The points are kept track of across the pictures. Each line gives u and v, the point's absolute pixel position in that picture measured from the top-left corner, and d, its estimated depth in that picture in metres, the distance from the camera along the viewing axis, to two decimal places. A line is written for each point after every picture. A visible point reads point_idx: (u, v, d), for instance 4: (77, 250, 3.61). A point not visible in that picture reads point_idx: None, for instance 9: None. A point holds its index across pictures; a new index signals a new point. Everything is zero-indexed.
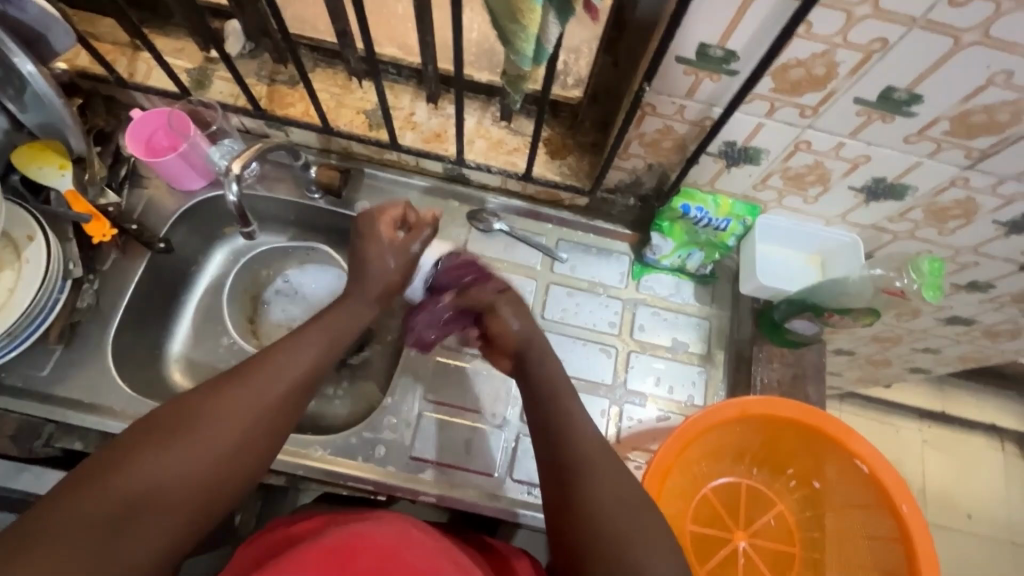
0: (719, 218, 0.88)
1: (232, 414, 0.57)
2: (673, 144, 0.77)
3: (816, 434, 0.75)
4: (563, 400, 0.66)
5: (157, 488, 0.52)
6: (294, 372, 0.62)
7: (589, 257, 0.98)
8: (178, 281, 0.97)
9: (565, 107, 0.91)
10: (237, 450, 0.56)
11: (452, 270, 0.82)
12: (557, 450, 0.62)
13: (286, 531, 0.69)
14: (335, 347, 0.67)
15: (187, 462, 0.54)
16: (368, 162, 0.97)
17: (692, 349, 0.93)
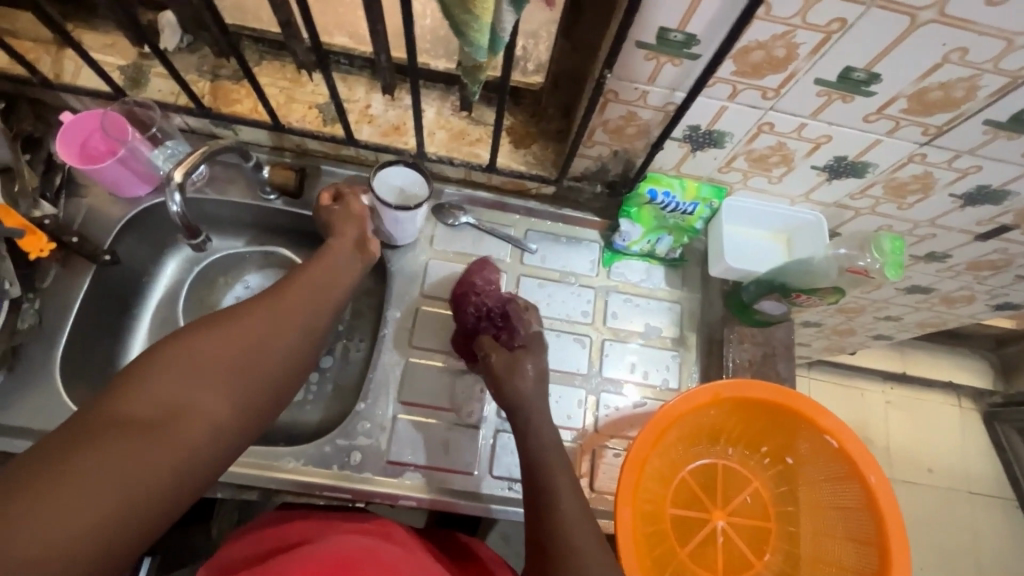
0: (686, 202, 0.88)
1: (253, 326, 0.62)
2: (637, 130, 0.76)
3: (789, 412, 0.76)
4: (555, 478, 0.68)
5: (197, 382, 0.55)
6: (302, 296, 0.69)
7: (558, 246, 0.96)
8: (129, 293, 0.92)
9: (528, 94, 0.89)
10: (262, 355, 0.61)
11: (477, 309, 0.85)
12: (544, 520, 0.65)
13: (278, 534, 0.67)
14: (331, 285, 0.73)
15: (220, 362, 0.58)
16: (325, 159, 0.93)
17: (664, 333, 0.94)
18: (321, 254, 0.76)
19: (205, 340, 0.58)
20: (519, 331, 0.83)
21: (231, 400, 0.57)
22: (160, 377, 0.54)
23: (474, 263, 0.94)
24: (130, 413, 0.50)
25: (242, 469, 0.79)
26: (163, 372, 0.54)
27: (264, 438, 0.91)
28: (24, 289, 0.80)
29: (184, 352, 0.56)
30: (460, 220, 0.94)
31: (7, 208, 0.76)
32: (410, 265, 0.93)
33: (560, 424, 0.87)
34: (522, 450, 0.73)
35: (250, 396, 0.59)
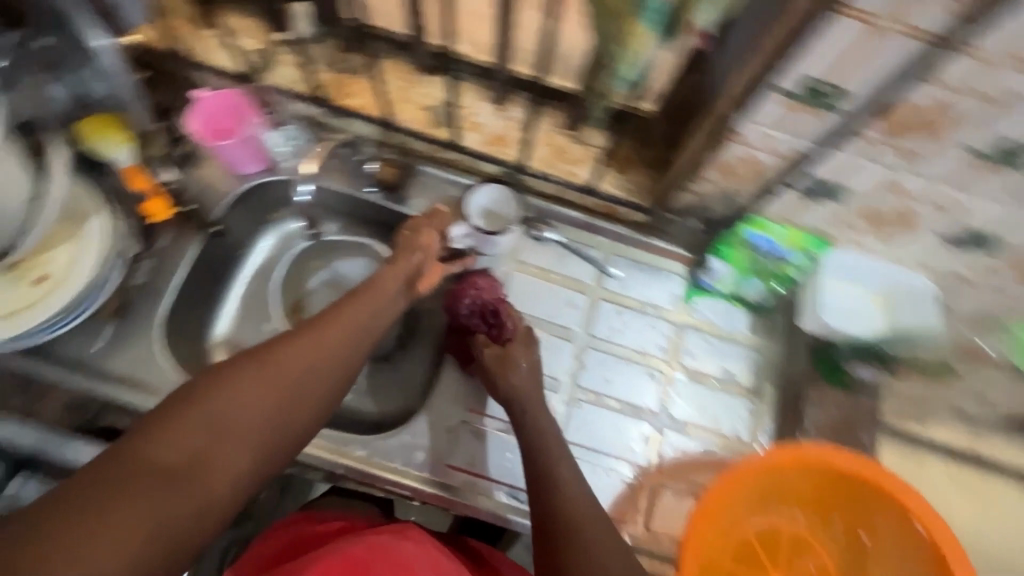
0: (786, 248, 0.84)
1: (291, 368, 0.61)
2: (753, 173, 0.73)
3: (873, 489, 0.72)
4: (553, 463, 0.69)
5: (227, 429, 0.55)
6: (344, 334, 0.67)
7: (641, 274, 0.95)
8: (226, 263, 0.96)
9: (634, 118, 0.86)
10: (296, 401, 0.60)
11: (472, 304, 0.84)
12: (545, 506, 0.66)
13: (305, 531, 0.75)
14: (373, 320, 0.72)
15: (253, 408, 0.57)
16: (422, 158, 0.94)
17: (739, 381, 0.91)
18: (368, 285, 0.75)
19: (242, 383, 0.57)
20: (509, 326, 0.83)
21: (261, 446, 0.57)
22: (194, 423, 0.53)
23: (556, 281, 0.93)
24: (159, 460, 0.50)
25: (311, 450, 0.81)
26: (196, 417, 0.54)
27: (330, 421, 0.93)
28: (142, 248, 0.86)
29: (220, 396, 0.56)
30: (546, 236, 0.93)
31: (139, 172, 0.84)
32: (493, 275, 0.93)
33: (623, 456, 0.86)
34: (521, 438, 0.74)
35: (276, 444, 0.58)
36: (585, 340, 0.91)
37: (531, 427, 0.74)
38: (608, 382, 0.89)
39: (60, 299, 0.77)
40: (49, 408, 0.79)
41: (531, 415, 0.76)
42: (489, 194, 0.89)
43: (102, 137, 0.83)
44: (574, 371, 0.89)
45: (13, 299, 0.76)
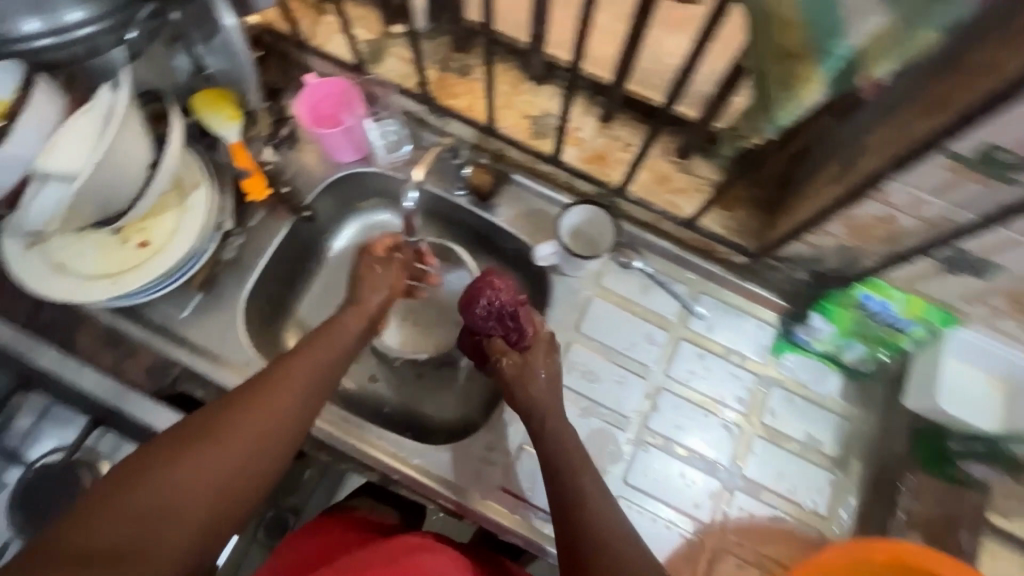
0: (903, 318, 0.76)
1: (234, 437, 0.57)
2: (886, 234, 0.67)
3: None
4: (575, 471, 0.64)
5: (163, 514, 0.52)
6: (295, 389, 0.62)
7: (729, 317, 0.89)
8: (311, 246, 0.97)
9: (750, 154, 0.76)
10: (238, 473, 0.56)
11: (486, 310, 0.75)
12: (570, 516, 0.61)
13: (347, 535, 0.82)
14: (328, 369, 0.66)
15: (189, 488, 0.53)
16: (517, 167, 0.91)
17: (825, 450, 0.84)
18: (325, 329, 0.69)
19: (181, 461, 0.54)
20: (529, 332, 0.74)
21: (206, 521, 0.54)
22: (124, 511, 0.51)
23: (637, 313, 0.89)
24: (90, 552, 0.48)
25: (371, 451, 0.82)
26: (131, 501, 0.51)
27: (389, 419, 0.93)
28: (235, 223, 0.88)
29: (154, 478, 0.53)
30: (633, 264, 0.87)
31: (242, 150, 0.84)
32: (572, 297, 0.89)
33: (684, 509, 0.81)
34: (538, 444, 0.68)
35: (224, 516, 0.55)
36: (659, 380, 0.86)
37: (547, 425, 0.69)
38: (680, 428, 0.84)
39: (159, 266, 0.78)
40: (135, 365, 0.82)
41: (548, 413, 0.70)
42: (585, 216, 0.85)
43: (211, 113, 0.83)
44: (643, 412, 0.84)
45: (114, 259, 0.78)
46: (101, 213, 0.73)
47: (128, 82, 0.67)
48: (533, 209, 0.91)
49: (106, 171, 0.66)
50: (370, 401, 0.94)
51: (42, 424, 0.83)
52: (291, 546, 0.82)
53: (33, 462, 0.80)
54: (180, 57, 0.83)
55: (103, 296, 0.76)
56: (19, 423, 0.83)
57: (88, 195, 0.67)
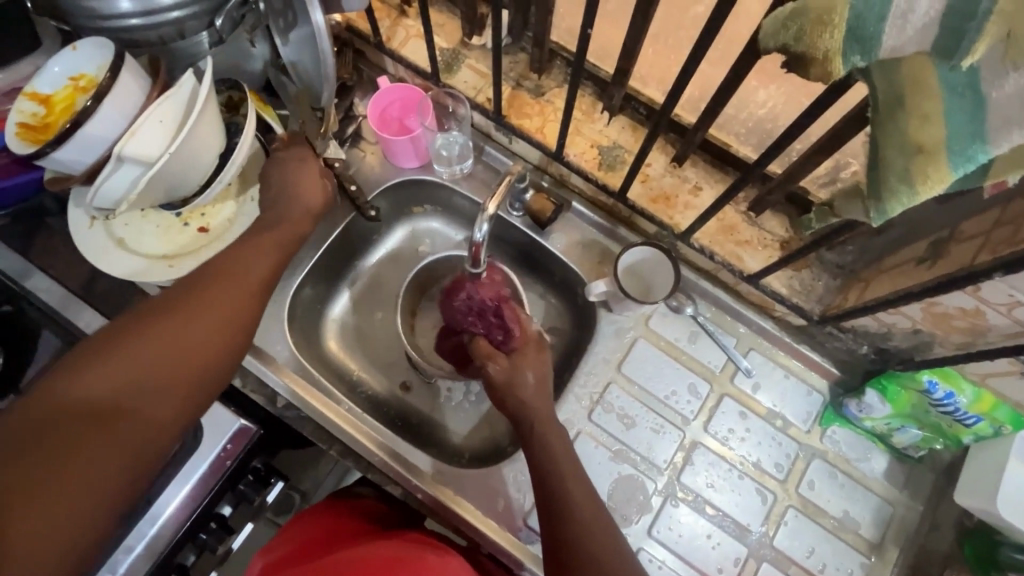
0: (970, 412, 0.70)
1: (196, 318, 0.56)
2: (968, 327, 0.63)
3: None
4: (561, 482, 0.63)
5: (156, 364, 0.52)
6: (255, 263, 0.65)
7: (778, 380, 0.86)
8: (359, 246, 0.97)
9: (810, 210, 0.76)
10: (202, 344, 0.55)
11: (469, 304, 0.82)
12: (559, 538, 0.59)
13: (355, 524, 0.81)
14: (270, 263, 0.66)
15: (178, 342, 0.54)
16: (578, 196, 0.90)
17: (862, 532, 0.80)
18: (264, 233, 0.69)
19: (141, 336, 0.53)
20: (515, 332, 0.78)
21: (200, 370, 0.54)
22: (89, 381, 0.49)
23: (682, 360, 0.86)
24: (79, 402, 0.48)
25: (398, 464, 0.83)
26: (115, 355, 0.51)
27: (413, 431, 0.92)
28: None
29: (133, 341, 0.52)
30: (685, 310, 0.85)
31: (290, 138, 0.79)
32: (617, 337, 0.86)
33: (707, 572, 0.78)
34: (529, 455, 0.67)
35: (216, 366, 0.56)
36: (695, 433, 0.83)
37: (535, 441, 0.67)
38: (713, 488, 0.81)
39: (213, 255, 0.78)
40: None
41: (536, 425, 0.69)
42: (649, 256, 0.83)
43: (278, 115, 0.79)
44: (675, 464, 0.82)
45: (174, 242, 0.79)
46: (167, 198, 0.73)
47: (210, 74, 0.66)
48: (588, 240, 0.89)
49: (178, 161, 0.66)
50: (399, 410, 0.94)
51: None
52: (297, 528, 0.80)
53: None
54: (258, 46, 0.81)
55: (159, 279, 0.77)
56: None
57: (160, 182, 0.67)
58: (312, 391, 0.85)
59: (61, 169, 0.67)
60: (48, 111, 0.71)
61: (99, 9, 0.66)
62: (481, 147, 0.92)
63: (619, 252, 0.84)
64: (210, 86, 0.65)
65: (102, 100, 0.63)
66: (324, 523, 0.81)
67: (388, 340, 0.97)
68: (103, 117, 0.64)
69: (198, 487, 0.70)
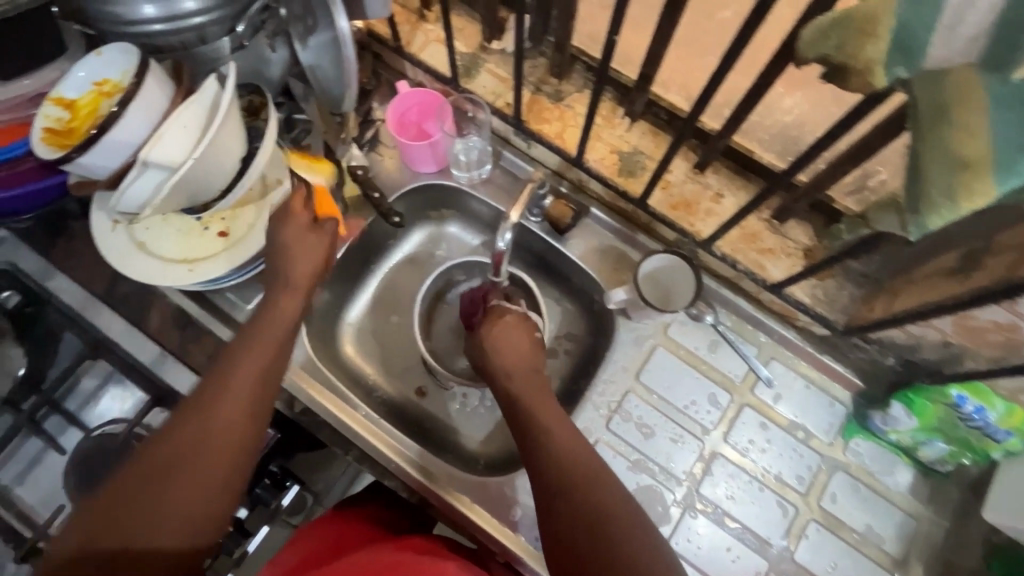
0: (1000, 428, 0.69)
1: (187, 455, 0.55)
2: (1002, 341, 0.62)
3: None
4: (545, 434, 0.66)
5: (149, 511, 0.52)
6: (249, 375, 0.63)
7: (799, 390, 0.84)
8: (375, 250, 0.97)
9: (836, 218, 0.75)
10: (194, 483, 0.54)
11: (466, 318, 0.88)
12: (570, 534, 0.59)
13: (363, 534, 0.81)
14: (262, 369, 0.64)
15: (170, 485, 0.54)
16: (597, 202, 0.89)
17: (886, 547, 0.78)
18: (272, 306, 0.70)
19: (133, 487, 0.53)
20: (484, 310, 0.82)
21: (195, 508, 0.54)
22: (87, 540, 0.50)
23: (701, 369, 0.85)
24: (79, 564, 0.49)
25: (414, 471, 0.83)
26: (109, 511, 0.52)
27: (428, 437, 0.92)
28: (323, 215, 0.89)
29: (128, 491, 0.53)
30: (705, 318, 0.83)
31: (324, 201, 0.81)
32: (636, 345, 0.86)
33: None
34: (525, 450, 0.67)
35: (211, 499, 0.55)
36: (715, 443, 0.82)
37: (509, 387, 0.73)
38: (733, 499, 0.80)
39: (233, 259, 0.78)
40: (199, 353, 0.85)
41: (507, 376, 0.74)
42: (670, 263, 0.82)
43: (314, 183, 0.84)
44: (694, 475, 0.81)
45: (193, 246, 0.79)
46: (188, 203, 0.73)
47: (234, 80, 0.67)
48: (606, 246, 0.88)
49: (201, 166, 0.66)
50: (414, 414, 0.93)
51: (104, 392, 0.82)
52: (305, 538, 0.79)
53: (90, 430, 0.78)
54: (278, 51, 0.80)
55: (180, 282, 0.77)
56: (83, 386, 0.82)
57: (183, 187, 0.67)
58: (329, 396, 0.85)
59: (85, 174, 0.67)
60: (73, 115, 0.71)
61: (125, 15, 0.66)
62: (499, 151, 0.91)
63: (640, 259, 0.83)
64: (233, 95, 0.66)
65: (128, 106, 0.63)
66: (327, 531, 0.81)
67: (403, 344, 0.97)
68: (128, 123, 0.64)
69: None
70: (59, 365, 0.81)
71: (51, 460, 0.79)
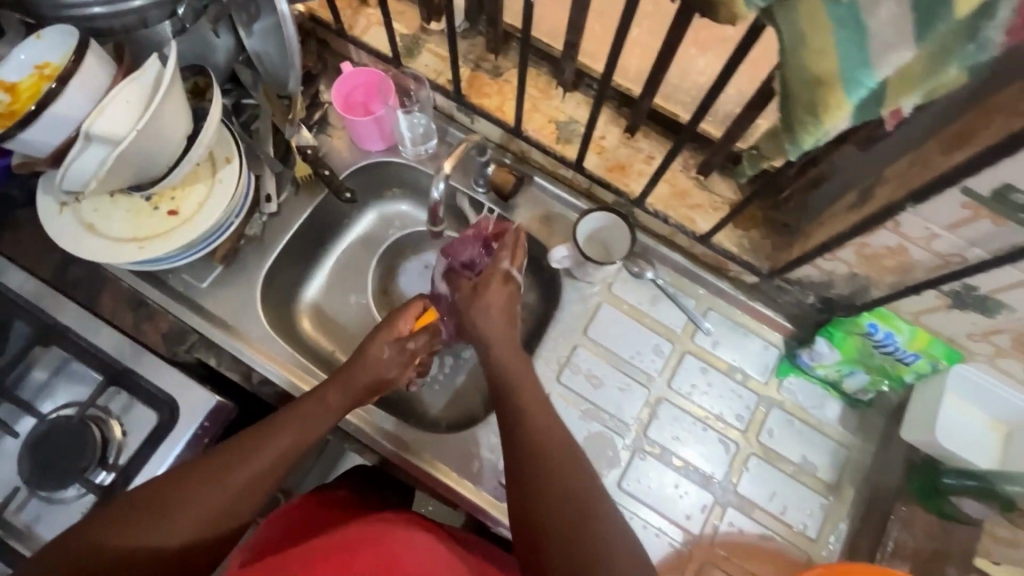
0: (909, 351, 0.76)
1: (235, 472, 0.64)
2: (897, 265, 0.68)
3: None
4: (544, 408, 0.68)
5: (193, 505, 0.62)
6: (310, 419, 0.70)
7: (736, 337, 0.90)
8: (331, 230, 1.00)
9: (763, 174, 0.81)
10: (235, 496, 0.63)
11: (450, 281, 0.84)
12: (548, 520, 0.61)
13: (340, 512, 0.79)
14: (320, 414, 0.71)
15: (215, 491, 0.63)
16: (540, 171, 0.94)
17: (820, 474, 0.84)
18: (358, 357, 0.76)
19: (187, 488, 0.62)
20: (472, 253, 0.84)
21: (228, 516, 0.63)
22: (144, 514, 0.60)
23: (645, 323, 0.90)
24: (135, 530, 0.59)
25: (375, 431, 0.85)
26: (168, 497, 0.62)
27: (390, 404, 0.95)
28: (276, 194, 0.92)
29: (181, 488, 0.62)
30: (646, 275, 0.89)
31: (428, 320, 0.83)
32: (582, 302, 0.90)
33: (675, 520, 0.81)
34: (505, 429, 0.67)
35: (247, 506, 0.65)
36: (660, 389, 0.87)
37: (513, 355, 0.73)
38: (678, 440, 0.85)
39: (184, 237, 0.80)
40: (154, 331, 0.86)
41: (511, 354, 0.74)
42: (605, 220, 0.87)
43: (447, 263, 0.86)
44: (642, 420, 0.85)
45: (143, 225, 0.80)
46: (135, 178, 0.74)
47: (174, 57, 0.68)
48: (550, 211, 0.93)
49: (143, 140, 0.68)
50: None
51: (57, 379, 0.82)
52: (289, 515, 0.78)
53: (45, 414, 0.79)
54: (223, 36, 0.83)
55: (130, 259, 0.78)
56: (34, 373, 0.82)
57: (127, 161, 0.69)
58: (289, 364, 0.87)
59: (27, 152, 0.69)
60: (14, 99, 0.72)
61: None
62: (444, 128, 0.95)
63: (578, 221, 0.88)
64: (174, 67, 0.68)
65: (67, 82, 0.65)
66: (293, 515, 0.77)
67: (362, 322, 1.00)
68: (68, 99, 0.66)
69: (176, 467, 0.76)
70: (10, 350, 0.81)
71: (6, 448, 0.79)
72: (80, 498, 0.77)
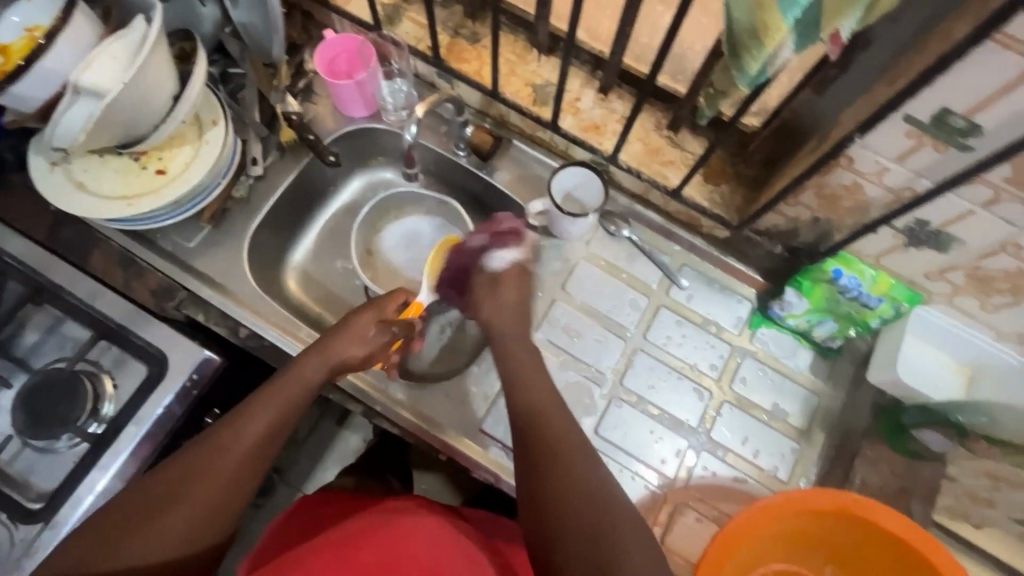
0: (872, 295, 0.78)
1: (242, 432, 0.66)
2: (854, 205, 0.71)
3: (902, 548, 0.68)
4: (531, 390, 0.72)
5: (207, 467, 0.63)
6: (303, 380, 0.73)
7: (710, 291, 0.93)
8: (317, 197, 1.04)
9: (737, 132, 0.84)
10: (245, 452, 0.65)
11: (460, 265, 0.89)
12: (553, 478, 0.63)
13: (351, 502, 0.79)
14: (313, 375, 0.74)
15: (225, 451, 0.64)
16: (519, 135, 0.97)
17: (792, 420, 0.87)
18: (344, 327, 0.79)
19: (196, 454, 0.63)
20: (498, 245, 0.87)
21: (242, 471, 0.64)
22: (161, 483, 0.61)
23: (621, 278, 0.93)
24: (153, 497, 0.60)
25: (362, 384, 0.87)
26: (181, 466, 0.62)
27: None
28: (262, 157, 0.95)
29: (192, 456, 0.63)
30: (622, 232, 0.92)
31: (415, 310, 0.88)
32: (561, 259, 0.93)
33: (652, 465, 0.84)
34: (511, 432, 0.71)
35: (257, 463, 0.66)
36: (637, 341, 0.90)
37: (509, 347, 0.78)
38: (654, 389, 0.87)
39: (171, 194, 0.82)
40: (144, 288, 0.89)
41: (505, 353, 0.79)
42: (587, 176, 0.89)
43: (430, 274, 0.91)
44: (619, 369, 0.88)
45: (133, 183, 0.83)
46: (124, 132, 0.76)
47: (159, 16, 0.71)
48: (529, 173, 0.96)
49: (131, 96, 0.70)
50: None
51: (47, 336, 0.84)
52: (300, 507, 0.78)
53: (36, 368, 0.81)
54: (208, 6, 0.85)
55: (119, 216, 0.81)
56: (25, 330, 0.84)
57: (114, 115, 0.71)
58: (276, 320, 0.90)
59: (19, 107, 0.72)
60: None
61: None
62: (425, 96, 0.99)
63: (556, 177, 0.90)
64: (159, 25, 0.70)
65: (55, 39, 0.68)
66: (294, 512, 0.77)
67: (348, 286, 1.03)
68: (57, 53, 0.69)
69: (166, 416, 0.79)
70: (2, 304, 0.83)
71: None
72: (71, 447, 0.79)
